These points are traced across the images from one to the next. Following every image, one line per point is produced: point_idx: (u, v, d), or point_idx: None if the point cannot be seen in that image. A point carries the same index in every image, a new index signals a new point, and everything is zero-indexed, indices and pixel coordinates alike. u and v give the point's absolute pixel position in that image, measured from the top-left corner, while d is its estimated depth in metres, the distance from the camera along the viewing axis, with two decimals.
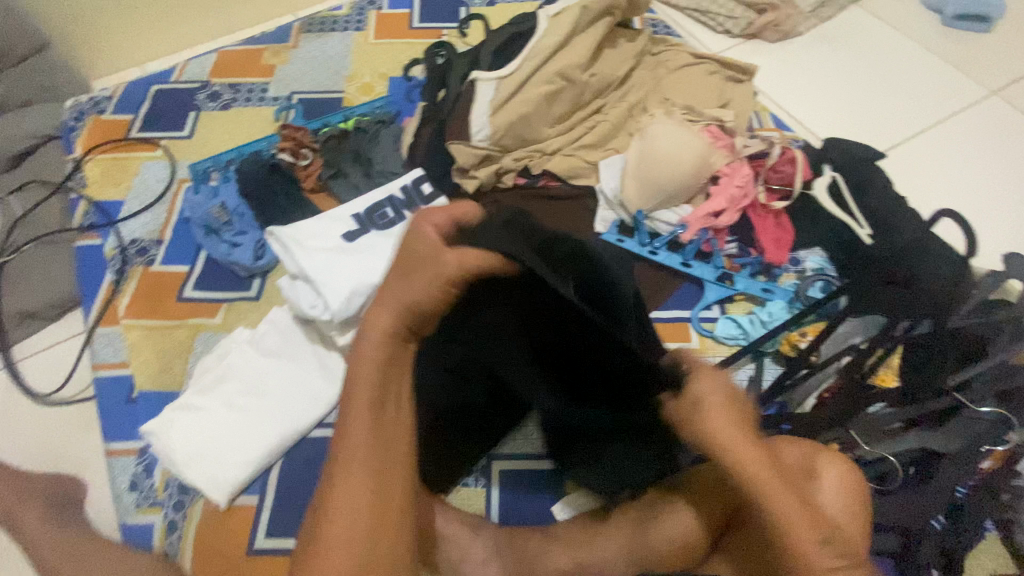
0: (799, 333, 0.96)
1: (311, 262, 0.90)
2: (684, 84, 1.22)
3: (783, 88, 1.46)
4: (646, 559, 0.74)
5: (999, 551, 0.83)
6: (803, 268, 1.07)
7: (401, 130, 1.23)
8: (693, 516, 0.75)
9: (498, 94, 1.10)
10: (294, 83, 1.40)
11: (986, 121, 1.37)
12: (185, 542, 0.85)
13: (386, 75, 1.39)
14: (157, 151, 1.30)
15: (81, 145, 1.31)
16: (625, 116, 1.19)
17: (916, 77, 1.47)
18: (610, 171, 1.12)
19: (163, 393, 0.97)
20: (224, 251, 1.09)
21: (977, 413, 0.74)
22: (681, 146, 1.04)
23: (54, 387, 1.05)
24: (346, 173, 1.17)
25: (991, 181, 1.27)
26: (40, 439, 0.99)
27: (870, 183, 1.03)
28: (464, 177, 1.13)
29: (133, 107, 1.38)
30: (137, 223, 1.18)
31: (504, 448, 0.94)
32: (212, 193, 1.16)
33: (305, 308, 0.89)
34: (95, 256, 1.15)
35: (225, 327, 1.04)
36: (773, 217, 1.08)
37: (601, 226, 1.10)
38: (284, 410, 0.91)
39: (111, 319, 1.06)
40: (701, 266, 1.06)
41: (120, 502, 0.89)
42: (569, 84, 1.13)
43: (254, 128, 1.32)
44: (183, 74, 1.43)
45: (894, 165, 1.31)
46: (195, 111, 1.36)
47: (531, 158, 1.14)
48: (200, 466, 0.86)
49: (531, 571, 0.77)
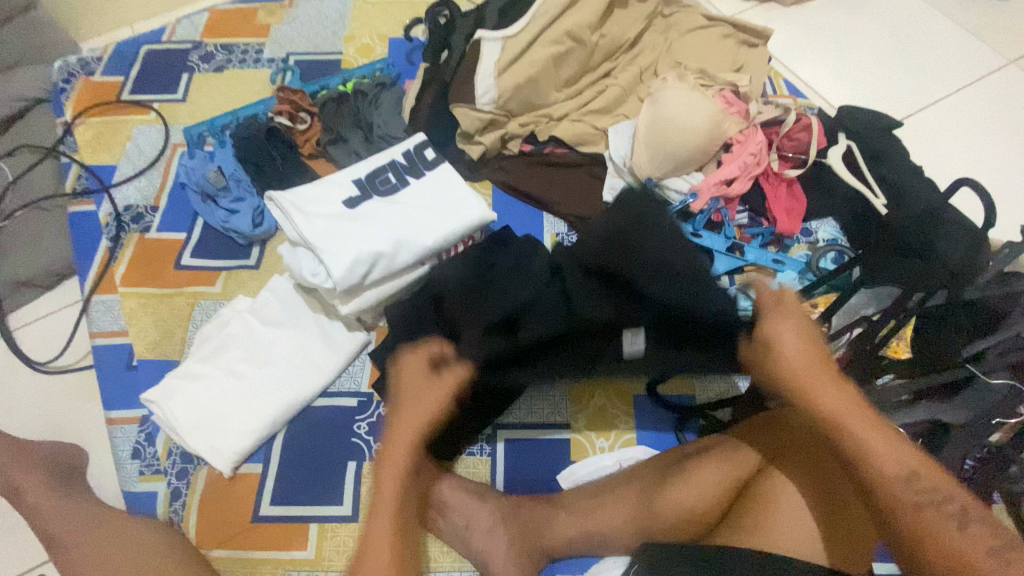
0: (810, 304, 0.94)
1: (312, 228, 0.86)
2: (697, 46, 1.17)
3: (797, 54, 1.41)
4: (653, 527, 0.75)
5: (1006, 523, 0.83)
6: (816, 238, 1.04)
7: (403, 93, 1.18)
8: (705, 486, 0.74)
9: (504, 55, 1.06)
10: (290, 44, 1.34)
11: (1007, 89, 1.33)
12: (189, 509, 0.85)
13: (386, 36, 1.34)
14: (149, 114, 1.25)
15: (71, 108, 1.26)
16: (635, 81, 1.15)
17: (933, 44, 1.42)
18: (620, 137, 1.09)
19: (164, 361, 0.96)
20: (222, 218, 1.06)
21: (988, 384, 0.77)
22: (692, 110, 1.01)
23: (54, 355, 1.03)
24: (346, 138, 1.13)
25: (1008, 152, 1.24)
26: (44, 407, 0.99)
27: (885, 151, 1.03)
28: (469, 143, 1.11)
29: (123, 69, 1.32)
30: (131, 189, 1.15)
31: (511, 417, 0.92)
32: (208, 158, 1.12)
33: (307, 276, 0.87)
34: (90, 223, 1.12)
35: (225, 296, 1.02)
36: (784, 185, 1.04)
37: (610, 195, 1.06)
38: (288, 379, 0.90)
39: (108, 287, 1.04)
40: (712, 237, 1.02)
41: (122, 470, 0.88)
42: (578, 45, 1.09)
43: (249, 91, 1.27)
44: (175, 35, 1.38)
45: (909, 134, 1.27)
46: (188, 73, 1.31)
47: (538, 122, 1.11)
48: (203, 435, 0.85)
49: (539, 536, 0.79)
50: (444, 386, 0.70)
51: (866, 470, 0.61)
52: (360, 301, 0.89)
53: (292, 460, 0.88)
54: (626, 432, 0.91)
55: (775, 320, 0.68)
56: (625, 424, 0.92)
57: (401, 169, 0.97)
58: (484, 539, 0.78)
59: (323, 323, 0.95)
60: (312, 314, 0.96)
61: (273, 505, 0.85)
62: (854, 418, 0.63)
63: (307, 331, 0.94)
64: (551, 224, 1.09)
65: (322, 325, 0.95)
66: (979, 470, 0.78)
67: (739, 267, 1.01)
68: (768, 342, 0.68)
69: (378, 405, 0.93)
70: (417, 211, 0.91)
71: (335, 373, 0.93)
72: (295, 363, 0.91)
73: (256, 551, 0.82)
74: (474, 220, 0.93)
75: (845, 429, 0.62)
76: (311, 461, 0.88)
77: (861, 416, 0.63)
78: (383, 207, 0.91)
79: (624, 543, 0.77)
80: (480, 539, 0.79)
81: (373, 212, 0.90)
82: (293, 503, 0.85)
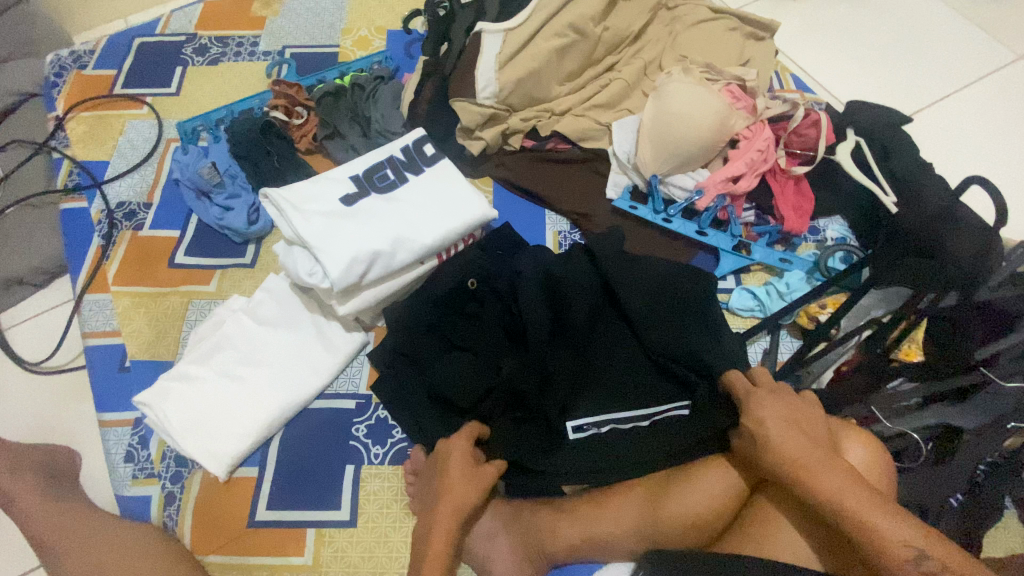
0: (818, 305, 0.92)
1: (308, 226, 0.84)
2: (702, 40, 1.14)
3: (803, 48, 1.38)
4: (657, 535, 0.73)
5: (1017, 530, 0.81)
6: (824, 237, 1.04)
7: (402, 87, 1.16)
8: (712, 494, 0.73)
9: (506, 48, 1.03)
10: (286, 36, 1.31)
11: (1017, 85, 1.30)
12: (183, 514, 0.83)
13: (384, 29, 1.31)
14: (142, 108, 1.23)
15: (63, 102, 1.23)
16: (639, 74, 1.12)
17: (942, 38, 1.39)
18: (623, 132, 1.06)
19: (157, 362, 0.94)
20: (216, 215, 1.03)
21: (1003, 388, 0.73)
22: (698, 104, 0.98)
23: (46, 355, 1.01)
24: (343, 133, 1.11)
25: (1018, 149, 1.21)
26: (36, 408, 0.97)
27: (895, 146, 1.00)
28: (469, 138, 1.08)
29: (116, 62, 1.29)
30: (123, 185, 1.12)
31: None
32: (201, 153, 1.09)
33: (303, 276, 0.84)
34: (82, 220, 1.09)
35: (219, 295, 1.00)
36: (792, 182, 1.02)
37: (613, 191, 1.04)
38: (284, 381, 0.88)
39: (100, 286, 1.01)
40: (717, 235, 1.00)
41: (115, 474, 0.86)
42: (581, 38, 1.06)
43: (244, 85, 1.25)
44: (168, 27, 1.34)
45: (918, 130, 1.25)
46: (182, 66, 1.28)
47: (540, 118, 1.08)
48: (197, 439, 0.83)
49: (540, 543, 0.77)
50: (484, 478, 0.73)
51: (861, 538, 0.56)
52: (357, 301, 0.87)
53: (289, 463, 0.86)
54: None
55: (758, 411, 0.67)
56: None
57: (399, 166, 0.94)
58: (484, 545, 0.77)
59: (321, 324, 0.93)
60: (309, 314, 0.94)
61: (269, 510, 0.83)
62: (862, 502, 0.58)
63: (304, 331, 0.92)
64: (553, 222, 1.07)
65: (319, 326, 0.93)
66: (991, 476, 0.77)
67: (745, 266, 1.00)
68: (757, 434, 0.66)
69: (378, 407, 0.91)
70: (415, 208, 0.89)
71: (333, 376, 0.91)
72: (291, 365, 0.89)
73: (251, 556, 0.80)
74: (474, 217, 0.90)
75: (850, 515, 0.57)
76: (308, 465, 0.86)
77: (867, 500, 0.58)
78: (382, 205, 0.88)
79: (629, 549, 0.76)
80: (481, 546, 0.77)
81: (371, 210, 0.88)
82: (289, 508, 0.83)
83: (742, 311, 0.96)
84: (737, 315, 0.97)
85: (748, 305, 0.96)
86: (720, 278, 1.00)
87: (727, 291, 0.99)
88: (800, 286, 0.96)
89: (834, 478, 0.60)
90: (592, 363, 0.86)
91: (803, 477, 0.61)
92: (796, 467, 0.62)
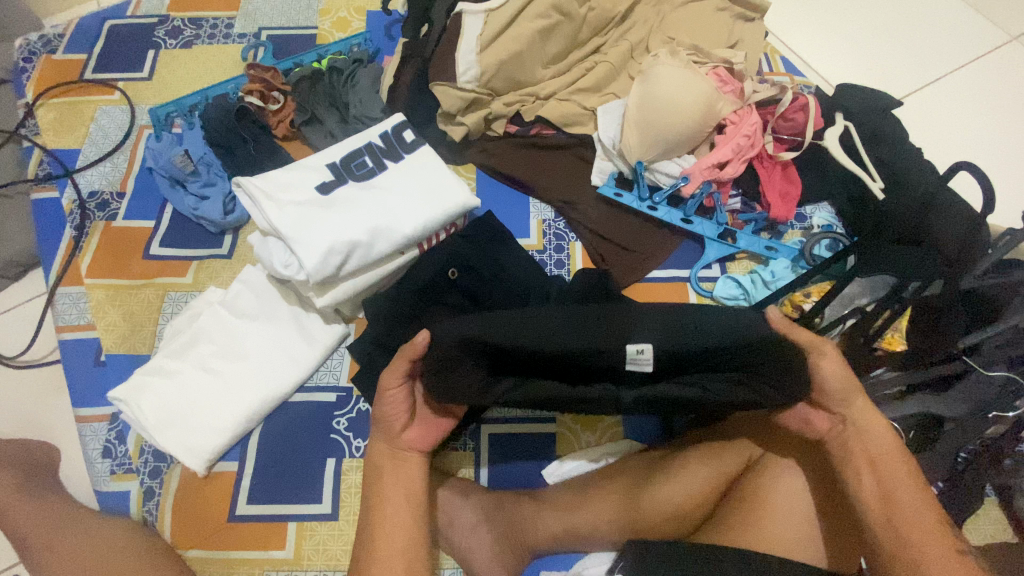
0: (803, 294, 0.93)
1: (283, 216, 0.82)
2: (691, 21, 1.12)
3: (795, 29, 1.35)
4: (639, 524, 0.73)
5: (997, 516, 0.82)
6: (810, 224, 1.03)
7: (381, 70, 1.12)
8: (697, 482, 0.73)
9: (487, 28, 1.00)
10: (262, 18, 1.27)
11: (1009, 68, 1.29)
12: (162, 509, 0.82)
13: (363, 9, 1.27)
14: (114, 94, 1.18)
15: (32, 89, 1.19)
16: (626, 57, 1.09)
17: (932, 19, 1.36)
18: (609, 118, 1.04)
19: (133, 355, 0.92)
20: (191, 204, 1.01)
21: (985, 377, 0.74)
22: (685, 88, 0.96)
23: (19, 349, 0.99)
24: (322, 119, 1.08)
25: (1008, 134, 1.20)
26: (11, 404, 0.95)
27: (884, 131, 0.99)
28: (450, 123, 1.05)
29: (86, 45, 1.25)
30: (95, 174, 1.09)
31: (496, 412, 0.89)
32: (176, 141, 1.06)
33: (278, 268, 0.83)
34: (53, 211, 1.06)
35: (196, 287, 0.98)
36: (778, 168, 1.00)
37: (598, 178, 1.02)
38: (261, 375, 0.86)
39: (74, 278, 0.99)
40: (702, 222, 0.99)
41: (93, 470, 0.85)
42: (566, 19, 1.03)
43: (219, 69, 1.21)
44: (140, 9, 1.29)
45: (907, 116, 1.23)
46: (155, 49, 1.24)
47: (523, 102, 1.06)
48: (176, 434, 0.82)
49: (523, 534, 0.77)
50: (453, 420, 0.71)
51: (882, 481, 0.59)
52: (335, 293, 0.86)
53: (270, 458, 0.85)
54: (614, 426, 0.88)
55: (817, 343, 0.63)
56: (614, 417, 0.89)
57: (378, 153, 0.91)
58: (467, 537, 0.76)
59: (300, 317, 0.91)
60: (288, 307, 0.92)
61: (249, 504, 0.83)
62: (886, 453, 0.61)
63: (283, 324, 0.90)
64: (537, 209, 1.05)
65: (298, 318, 0.91)
66: (973, 463, 0.77)
67: (730, 254, 0.99)
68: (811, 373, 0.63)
69: (358, 400, 0.90)
70: (393, 197, 0.87)
71: (312, 369, 0.90)
72: (268, 357, 0.88)
73: (231, 551, 0.80)
74: (455, 206, 0.88)
75: (873, 457, 0.61)
76: (289, 458, 0.85)
77: (899, 460, 0.60)
78: (359, 194, 0.86)
79: (612, 541, 0.76)
80: (463, 538, 0.76)
81: (348, 199, 0.86)
82: (270, 502, 0.83)
83: (726, 299, 0.96)
84: (721, 303, 0.96)
85: (732, 293, 0.96)
86: (705, 266, 0.99)
87: (711, 279, 0.99)
88: (785, 274, 0.95)
89: (880, 422, 0.62)
90: (605, 338, 0.60)
91: (849, 419, 0.63)
92: (849, 405, 0.63)
